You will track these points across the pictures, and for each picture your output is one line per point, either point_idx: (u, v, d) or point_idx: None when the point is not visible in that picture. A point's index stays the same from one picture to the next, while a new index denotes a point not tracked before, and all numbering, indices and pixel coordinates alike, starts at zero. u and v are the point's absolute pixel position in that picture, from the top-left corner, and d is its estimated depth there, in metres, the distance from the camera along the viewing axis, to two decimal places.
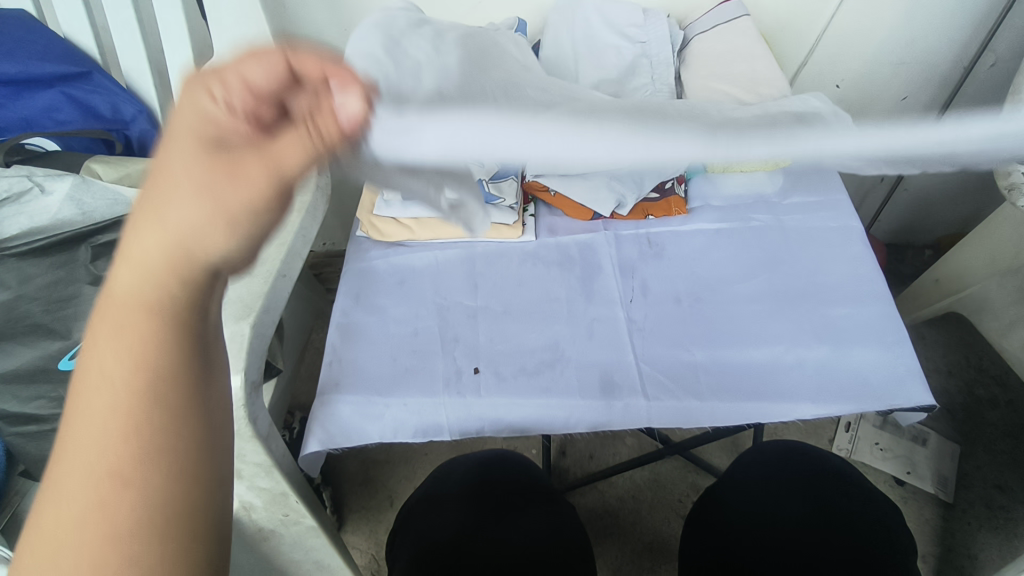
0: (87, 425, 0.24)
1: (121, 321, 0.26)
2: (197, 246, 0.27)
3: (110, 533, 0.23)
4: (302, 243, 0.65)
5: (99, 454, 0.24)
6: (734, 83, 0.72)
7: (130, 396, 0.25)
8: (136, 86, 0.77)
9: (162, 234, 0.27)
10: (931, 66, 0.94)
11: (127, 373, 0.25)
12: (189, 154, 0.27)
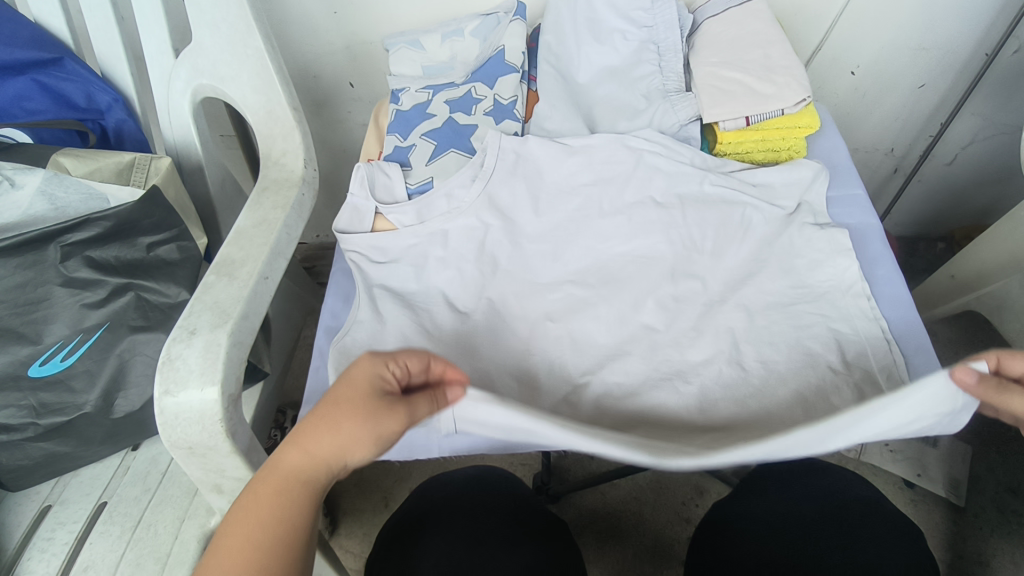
0: (251, 526, 0.37)
1: (288, 475, 0.38)
2: (345, 458, 0.39)
3: None
4: (286, 242, 0.61)
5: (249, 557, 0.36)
6: (747, 70, 0.68)
7: (285, 514, 0.37)
8: (111, 73, 0.73)
9: (312, 466, 0.38)
10: (951, 52, 0.89)
11: (257, 549, 0.36)
12: (347, 418, 0.38)
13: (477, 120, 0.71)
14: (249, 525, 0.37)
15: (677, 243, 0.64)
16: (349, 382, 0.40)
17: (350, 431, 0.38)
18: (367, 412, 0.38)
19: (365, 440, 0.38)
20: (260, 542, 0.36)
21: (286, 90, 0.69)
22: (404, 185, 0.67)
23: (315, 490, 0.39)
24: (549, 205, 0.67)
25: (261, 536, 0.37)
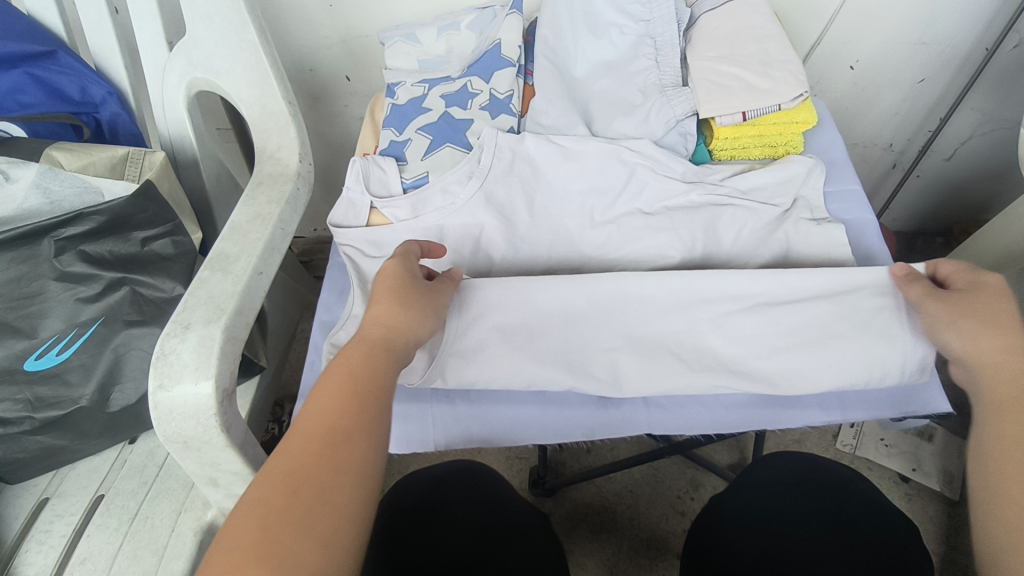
0: (343, 364, 0.40)
1: (367, 329, 0.43)
2: (411, 314, 0.45)
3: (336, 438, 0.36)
4: (281, 236, 0.61)
5: (349, 382, 0.39)
6: (744, 64, 0.67)
7: (372, 352, 0.42)
8: (105, 66, 0.72)
9: (376, 329, 0.43)
10: (951, 47, 0.89)
11: (350, 399, 0.38)
12: (388, 286, 0.46)
13: (473, 114, 0.71)
14: (342, 363, 0.40)
15: (673, 238, 0.64)
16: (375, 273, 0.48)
17: (405, 291, 0.46)
18: (412, 280, 0.47)
19: (415, 296, 0.46)
20: (350, 395, 0.38)
21: (281, 84, 0.69)
22: (399, 179, 0.67)
23: (393, 347, 0.43)
24: (544, 199, 0.67)
25: (350, 389, 0.39)
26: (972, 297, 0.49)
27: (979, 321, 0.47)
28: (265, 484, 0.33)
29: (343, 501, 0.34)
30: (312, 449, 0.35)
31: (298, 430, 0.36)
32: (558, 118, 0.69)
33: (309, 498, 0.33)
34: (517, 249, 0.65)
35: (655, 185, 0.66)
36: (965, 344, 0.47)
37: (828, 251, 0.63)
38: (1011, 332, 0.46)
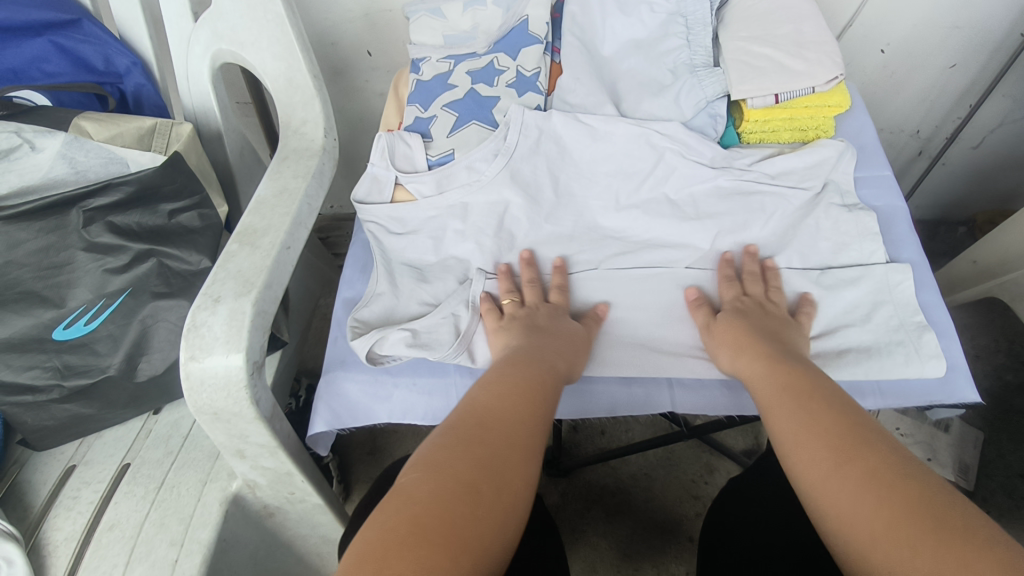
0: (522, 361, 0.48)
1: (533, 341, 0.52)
2: (567, 341, 0.53)
3: (516, 406, 0.43)
4: (308, 212, 0.61)
5: (529, 372, 0.47)
6: (778, 45, 0.66)
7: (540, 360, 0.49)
8: (129, 36, 0.72)
9: (553, 357, 0.50)
10: (986, 32, 0.87)
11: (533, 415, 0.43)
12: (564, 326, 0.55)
13: (499, 92, 0.70)
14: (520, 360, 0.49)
15: (700, 222, 0.64)
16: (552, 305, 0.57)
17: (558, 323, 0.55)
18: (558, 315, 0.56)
19: (560, 325, 0.55)
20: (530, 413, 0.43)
21: (305, 56, 0.68)
22: (425, 155, 0.66)
23: (554, 362, 0.50)
24: (569, 179, 0.67)
25: (528, 405, 0.44)
26: (723, 325, 0.55)
27: (737, 348, 0.52)
28: (462, 473, 0.36)
29: (515, 493, 0.37)
30: (506, 409, 0.42)
31: (492, 394, 0.44)
32: (586, 96, 0.68)
33: (505, 490, 0.37)
34: (543, 229, 0.65)
35: (684, 168, 0.66)
36: (744, 367, 0.50)
37: (858, 238, 0.62)
38: (759, 345, 0.51)
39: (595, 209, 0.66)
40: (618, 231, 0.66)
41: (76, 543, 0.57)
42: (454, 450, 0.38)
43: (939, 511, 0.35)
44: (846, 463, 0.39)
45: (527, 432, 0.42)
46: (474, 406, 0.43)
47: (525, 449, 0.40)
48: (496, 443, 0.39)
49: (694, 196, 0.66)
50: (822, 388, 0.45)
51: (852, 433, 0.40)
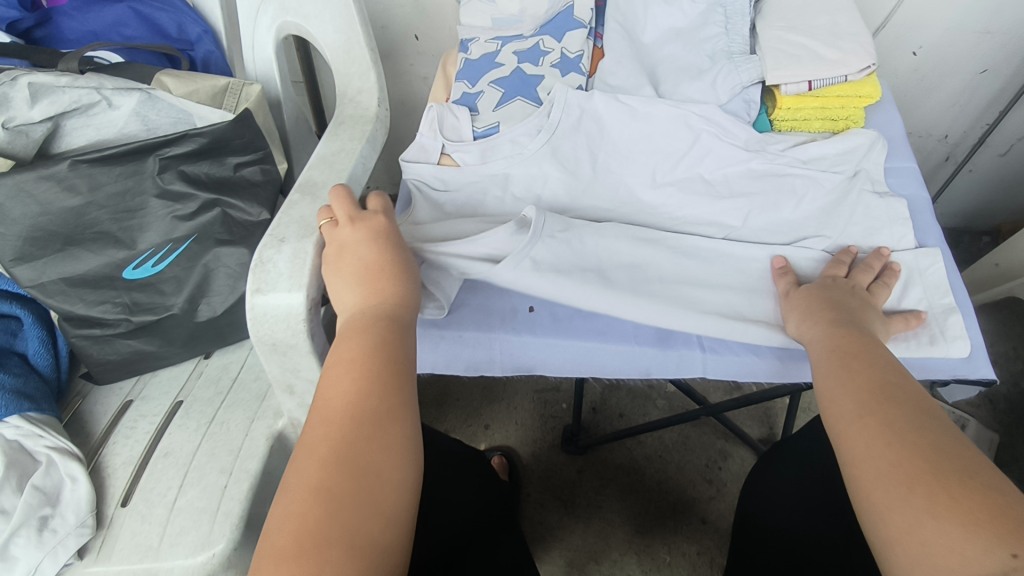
0: (358, 319, 0.47)
1: (349, 287, 0.49)
2: (378, 275, 0.49)
3: (363, 373, 0.43)
4: (362, 172, 0.65)
5: (365, 329, 0.46)
6: (813, 35, 0.68)
7: (366, 313, 0.47)
8: (202, 6, 0.77)
9: (382, 303, 0.48)
10: (1018, 37, 0.89)
11: (386, 376, 0.43)
12: (382, 249, 0.51)
13: (544, 72, 0.74)
14: (355, 319, 0.47)
15: (731, 201, 0.67)
16: (361, 225, 0.52)
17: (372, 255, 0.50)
18: (377, 241, 0.51)
19: (364, 256, 0.50)
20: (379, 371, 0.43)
21: (365, 30, 0.72)
22: (471, 127, 0.70)
23: (381, 310, 0.48)
24: (608, 156, 0.70)
25: (378, 364, 0.44)
26: (801, 296, 0.57)
27: (806, 312, 0.55)
28: (322, 458, 0.39)
29: (381, 468, 0.39)
30: (357, 380, 0.43)
31: (338, 368, 0.44)
32: (627, 78, 0.72)
33: (370, 468, 0.39)
34: (581, 201, 0.68)
35: (718, 151, 0.68)
36: (806, 330, 0.54)
37: (886, 224, 0.65)
38: (827, 312, 0.53)
39: (632, 185, 0.69)
40: (653, 206, 0.69)
41: (133, 468, 0.61)
42: (317, 447, 0.40)
43: (944, 463, 0.38)
44: (871, 416, 0.42)
45: (384, 399, 0.42)
46: (328, 385, 0.43)
47: (387, 417, 0.41)
48: (351, 422, 0.41)
49: (728, 176, 0.69)
50: (872, 352, 0.48)
51: (885, 393, 0.44)
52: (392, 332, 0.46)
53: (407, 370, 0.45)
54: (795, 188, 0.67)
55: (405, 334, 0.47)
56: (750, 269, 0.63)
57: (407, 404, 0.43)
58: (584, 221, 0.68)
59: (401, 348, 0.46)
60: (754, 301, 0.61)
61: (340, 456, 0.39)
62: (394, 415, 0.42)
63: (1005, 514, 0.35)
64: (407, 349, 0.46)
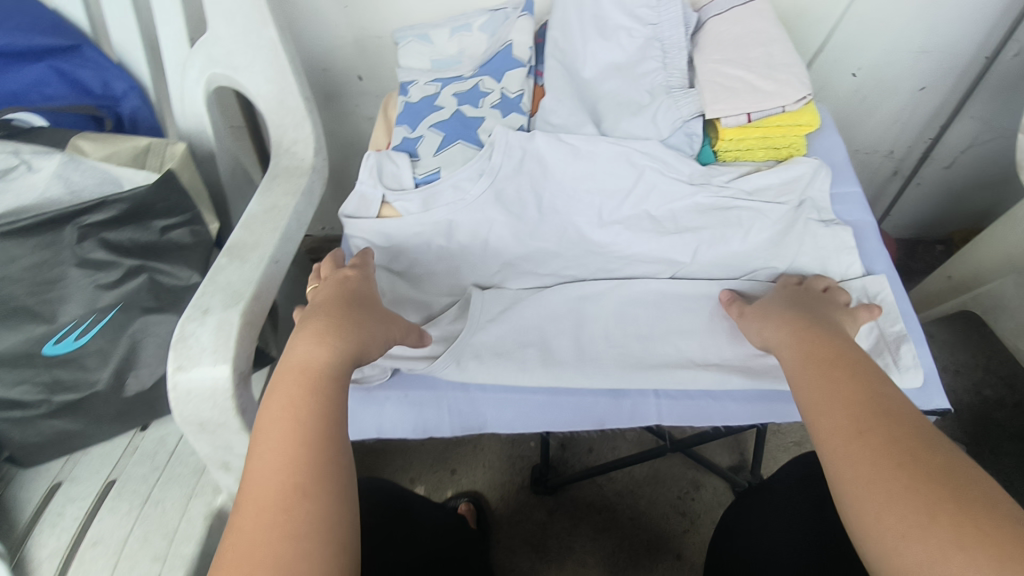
0: (293, 380, 0.46)
1: (294, 339, 0.48)
2: (318, 326, 0.49)
3: (289, 446, 0.42)
4: (297, 228, 0.62)
5: (298, 394, 0.44)
6: (749, 67, 0.68)
7: (301, 369, 0.46)
8: (128, 61, 0.74)
9: (323, 350, 0.47)
10: (951, 55, 0.91)
11: (315, 446, 0.42)
12: (344, 295, 0.53)
13: (485, 113, 0.72)
14: (291, 379, 0.46)
15: (678, 236, 0.66)
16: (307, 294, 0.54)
17: (314, 312, 0.50)
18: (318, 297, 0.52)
19: (308, 312, 0.50)
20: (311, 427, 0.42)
21: (298, 80, 0.71)
22: (411, 174, 0.69)
23: (319, 356, 0.46)
24: (553, 197, 0.69)
25: (308, 434, 0.42)
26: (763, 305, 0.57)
27: (773, 317, 0.54)
28: (246, 548, 0.37)
29: (306, 555, 0.37)
30: (282, 456, 0.41)
31: (266, 441, 0.42)
32: (569, 117, 0.71)
33: (294, 556, 0.37)
34: (527, 244, 0.67)
35: (662, 186, 0.68)
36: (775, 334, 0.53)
37: (832, 254, 0.65)
38: (797, 317, 0.53)
39: (579, 225, 0.68)
40: (602, 246, 0.68)
41: (59, 561, 0.57)
42: (243, 534, 0.38)
43: (913, 475, 0.37)
44: (840, 428, 0.42)
45: (305, 477, 0.40)
46: (255, 461, 0.42)
47: (309, 497, 0.39)
48: (274, 505, 0.39)
49: (674, 211, 0.68)
50: (848, 358, 0.47)
51: (882, 405, 0.42)
52: (325, 393, 0.45)
53: (340, 437, 0.43)
54: (742, 221, 0.67)
55: (339, 392, 0.45)
56: (700, 308, 0.63)
57: (336, 477, 0.41)
58: (532, 265, 0.67)
59: (331, 410, 0.44)
60: (701, 340, 0.61)
61: (260, 546, 0.37)
62: (321, 490, 0.40)
63: (976, 527, 0.34)
64: (341, 411, 0.45)
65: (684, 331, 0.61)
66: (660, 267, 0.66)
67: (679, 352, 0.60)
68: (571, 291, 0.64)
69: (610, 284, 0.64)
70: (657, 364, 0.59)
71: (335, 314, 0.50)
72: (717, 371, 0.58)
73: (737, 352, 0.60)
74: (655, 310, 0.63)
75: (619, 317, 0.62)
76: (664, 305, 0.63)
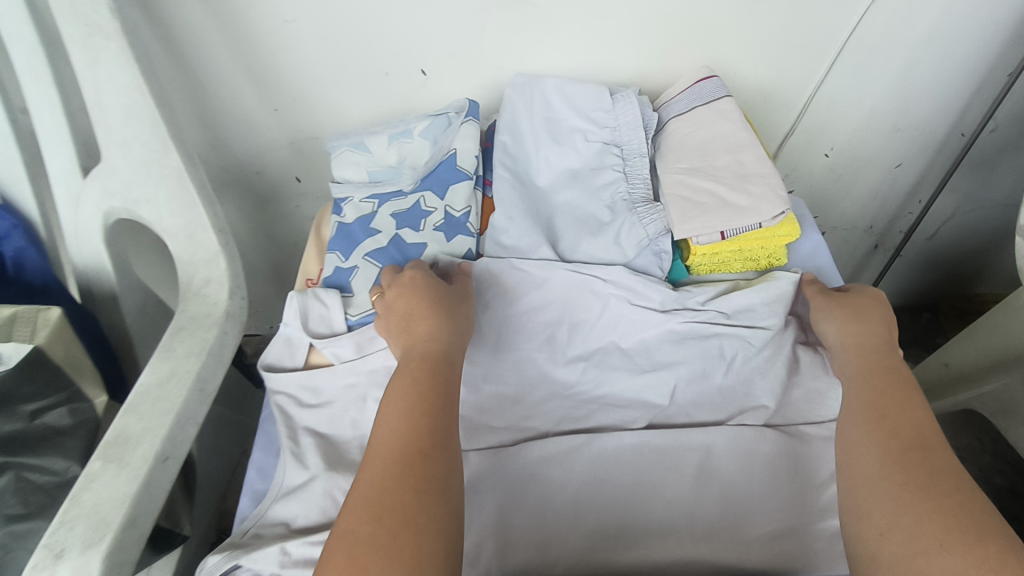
0: (413, 375, 0.49)
1: (412, 335, 0.52)
2: (425, 325, 0.52)
3: (409, 433, 0.45)
4: (199, 401, 0.52)
5: (416, 388, 0.48)
6: (719, 178, 0.61)
7: (416, 366, 0.50)
8: (14, 197, 0.64)
9: (429, 348, 0.51)
10: (927, 133, 0.86)
11: (430, 435, 0.45)
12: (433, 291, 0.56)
13: (426, 236, 0.65)
14: (412, 372, 0.50)
15: (652, 374, 0.58)
16: (404, 288, 0.56)
17: (420, 307, 0.54)
18: (427, 294, 0.55)
19: (417, 306, 0.54)
20: (427, 437, 0.45)
21: (210, 211, 0.61)
22: (343, 315, 0.61)
23: (426, 353, 0.51)
24: (509, 331, 0.60)
25: (426, 424, 0.46)
26: (822, 300, 0.61)
27: (834, 310, 0.59)
28: (368, 514, 0.41)
29: (422, 538, 0.40)
30: (404, 440, 0.45)
31: (390, 425, 0.46)
32: (523, 237, 0.63)
33: (411, 531, 0.40)
34: (481, 391, 0.58)
35: (630, 317, 0.60)
36: (835, 333, 0.58)
37: (827, 389, 0.59)
38: (872, 325, 0.57)
39: (540, 363, 0.60)
40: (567, 387, 0.59)
41: None
42: (368, 502, 0.42)
43: (946, 487, 0.43)
44: (884, 438, 0.47)
45: (423, 464, 0.44)
46: (377, 437, 0.46)
47: (428, 488, 0.43)
48: (396, 482, 0.42)
49: (646, 343, 0.60)
50: (893, 367, 0.53)
51: (909, 409, 0.49)
52: (434, 390, 0.48)
53: (451, 435, 0.47)
54: (720, 353, 0.59)
55: (449, 397, 0.49)
56: (682, 465, 0.54)
57: (447, 476, 0.44)
58: (486, 419, 0.57)
59: (443, 412, 0.48)
60: (684, 508, 0.51)
61: (379, 521, 0.40)
62: (438, 482, 0.43)
63: (978, 518, 0.41)
64: (451, 417, 0.48)
65: (664, 497, 0.52)
66: (634, 412, 0.57)
67: (661, 527, 0.51)
68: (537, 453, 0.54)
69: (577, 439, 0.55)
70: (637, 544, 0.50)
71: (438, 313, 0.53)
72: (704, 554, 0.49)
73: (727, 526, 0.50)
74: (631, 470, 0.53)
75: (592, 484, 0.52)
76: (642, 464, 0.54)
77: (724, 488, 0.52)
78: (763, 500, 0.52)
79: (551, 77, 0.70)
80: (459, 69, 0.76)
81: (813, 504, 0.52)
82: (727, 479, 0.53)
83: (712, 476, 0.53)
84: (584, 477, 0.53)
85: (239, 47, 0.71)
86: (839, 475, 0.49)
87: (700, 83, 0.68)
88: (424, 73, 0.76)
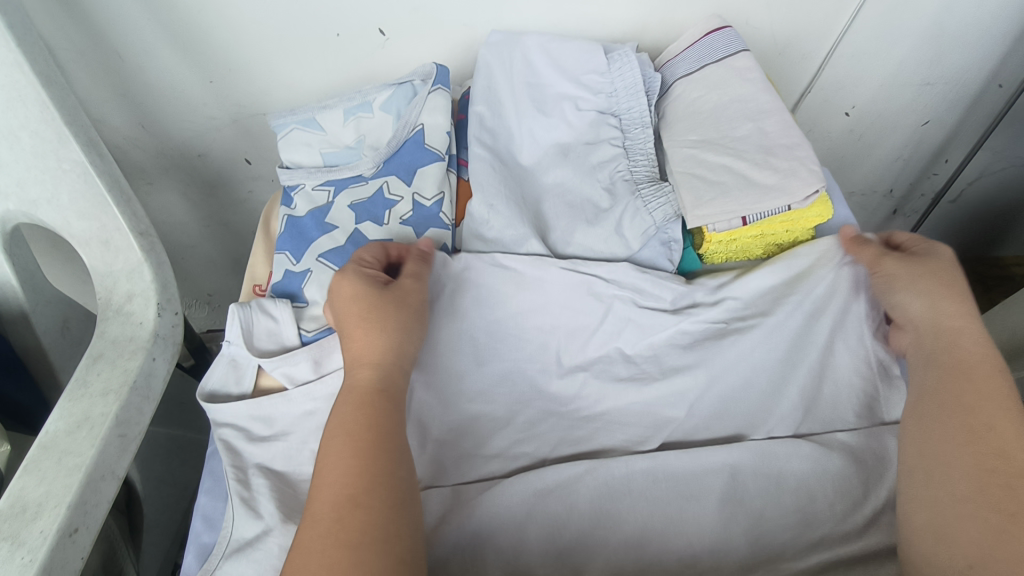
0: (347, 402, 0.41)
1: (349, 352, 0.43)
2: (357, 338, 0.43)
3: (342, 477, 0.37)
4: (119, 450, 0.43)
5: (349, 420, 0.40)
6: (738, 153, 0.51)
7: (351, 392, 0.41)
8: None
9: (366, 366, 0.42)
10: (960, 86, 0.76)
11: (365, 476, 0.37)
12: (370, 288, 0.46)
13: (391, 232, 0.55)
14: (347, 400, 0.41)
15: (663, 387, 0.49)
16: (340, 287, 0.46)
17: (355, 314, 0.44)
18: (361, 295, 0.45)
19: (353, 312, 0.44)
20: (370, 473, 0.37)
21: (125, 211, 0.50)
22: (296, 329, 0.52)
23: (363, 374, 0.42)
24: (495, 335, 0.50)
25: (360, 463, 0.37)
26: (905, 266, 0.49)
27: (911, 285, 0.48)
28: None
29: None
30: (334, 486, 0.37)
31: (325, 465, 0.38)
32: (505, 228, 0.53)
33: None
34: (463, 413, 0.48)
35: (637, 318, 0.52)
36: (925, 311, 0.47)
37: (868, 391, 0.50)
38: (954, 303, 0.47)
39: (534, 376, 0.50)
40: (568, 404, 0.50)
41: None
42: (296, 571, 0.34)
43: None
44: (983, 451, 0.39)
45: (357, 513, 0.35)
46: (314, 483, 0.38)
47: (364, 544, 0.34)
48: (327, 543, 0.34)
49: (657, 347, 0.51)
50: (978, 360, 0.44)
51: (1005, 419, 0.40)
52: (371, 420, 0.40)
53: (394, 470, 0.38)
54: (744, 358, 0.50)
55: (391, 425, 0.40)
56: (705, 490, 0.45)
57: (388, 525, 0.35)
58: (471, 444, 0.48)
59: (381, 443, 0.39)
60: (711, 542, 0.43)
61: None
62: (376, 537, 0.34)
63: None
64: (396, 448, 0.39)
65: (686, 527, 0.43)
66: (645, 431, 0.48)
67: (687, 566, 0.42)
68: (533, 482, 0.45)
69: (581, 465, 0.46)
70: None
71: (372, 319, 0.44)
72: None
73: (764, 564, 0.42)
74: (645, 495, 0.45)
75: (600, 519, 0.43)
76: (657, 490, 0.45)
77: (755, 517, 0.44)
78: (802, 532, 0.44)
79: (532, 35, 0.59)
80: (426, 28, 0.65)
81: (862, 531, 0.44)
82: (758, 507, 0.45)
83: (739, 504, 0.44)
84: (591, 505, 0.44)
85: (155, 7, 0.59)
86: (908, 485, 0.42)
87: (711, 36, 0.57)
88: (383, 34, 0.65)
